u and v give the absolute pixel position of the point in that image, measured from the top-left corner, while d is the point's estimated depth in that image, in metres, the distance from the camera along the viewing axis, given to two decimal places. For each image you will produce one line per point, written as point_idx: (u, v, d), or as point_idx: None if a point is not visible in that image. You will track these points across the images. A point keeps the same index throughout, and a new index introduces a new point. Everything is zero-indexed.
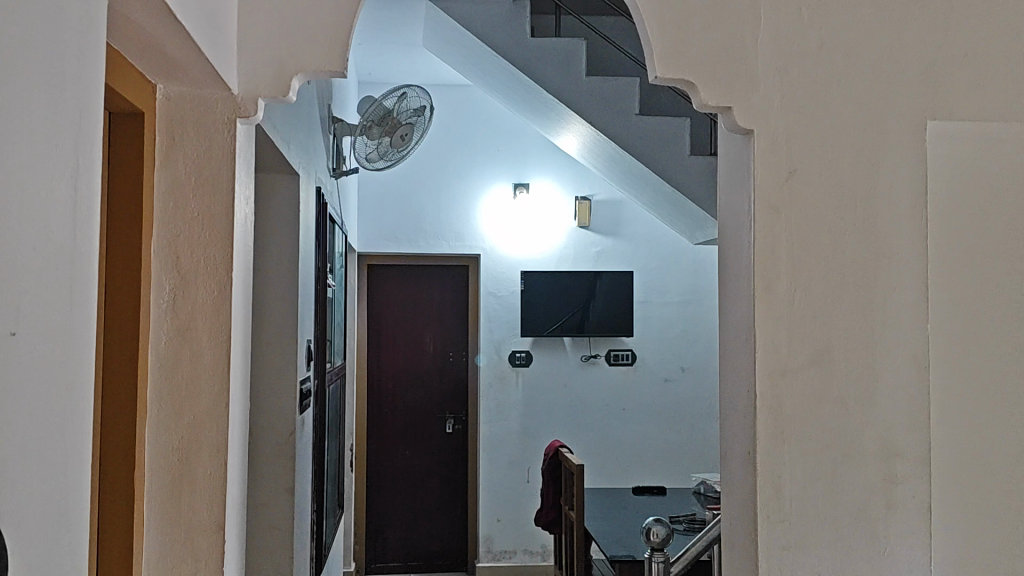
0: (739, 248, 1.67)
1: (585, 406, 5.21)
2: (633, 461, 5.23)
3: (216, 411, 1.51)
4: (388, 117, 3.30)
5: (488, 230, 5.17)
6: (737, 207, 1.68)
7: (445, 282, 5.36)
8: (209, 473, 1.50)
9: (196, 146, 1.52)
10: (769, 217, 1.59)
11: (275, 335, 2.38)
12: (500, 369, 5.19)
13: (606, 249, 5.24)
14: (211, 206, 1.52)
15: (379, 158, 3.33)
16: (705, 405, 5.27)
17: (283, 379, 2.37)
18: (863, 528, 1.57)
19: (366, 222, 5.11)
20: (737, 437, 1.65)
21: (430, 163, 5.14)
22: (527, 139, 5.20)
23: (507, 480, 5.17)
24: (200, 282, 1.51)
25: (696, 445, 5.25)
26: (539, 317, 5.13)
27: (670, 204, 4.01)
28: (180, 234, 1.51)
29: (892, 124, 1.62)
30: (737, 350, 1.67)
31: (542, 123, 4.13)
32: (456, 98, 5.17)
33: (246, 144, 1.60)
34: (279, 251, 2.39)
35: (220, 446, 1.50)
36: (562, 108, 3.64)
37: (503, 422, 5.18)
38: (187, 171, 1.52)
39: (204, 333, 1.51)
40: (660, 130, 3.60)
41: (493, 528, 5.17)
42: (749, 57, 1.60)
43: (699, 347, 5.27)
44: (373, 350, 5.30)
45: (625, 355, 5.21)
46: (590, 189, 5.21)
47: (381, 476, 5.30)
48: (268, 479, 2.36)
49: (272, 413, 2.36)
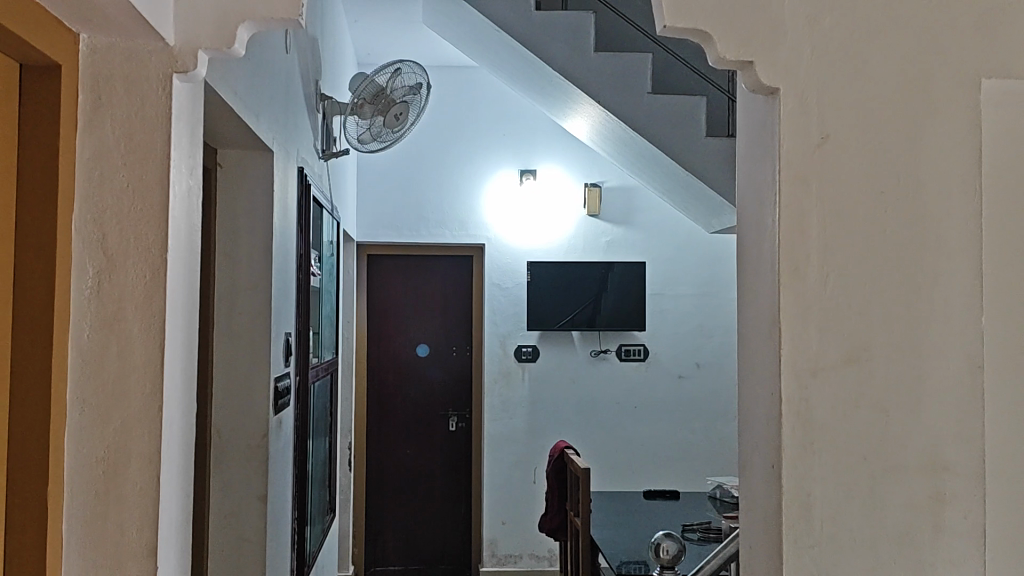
0: (760, 226, 1.43)
1: (595, 404, 4.98)
2: (644, 462, 5.00)
3: (148, 416, 1.29)
4: (382, 95, 3.07)
5: (493, 219, 4.95)
6: (756, 180, 1.44)
7: (448, 273, 5.14)
8: (139, 487, 1.28)
9: (124, 106, 1.30)
10: (797, 191, 1.35)
11: (247, 329, 2.16)
12: (506, 366, 4.96)
13: (617, 239, 5.00)
14: (143, 176, 1.30)
15: (372, 139, 3.13)
16: (722, 402, 5.02)
17: (255, 377, 2.16)
18: (907, 556, 1.34)
19: (366, 211, 4.90)
20: (758, 447, 1.42)
21: (431, 148, 4.93)
22: (535, 122, 4.97)
23: (513, 481, 4.96)
24: (130, 264, 1.29)
25: (712, 445, 5.01)
26: (547, 309, 4.91)
27: (683, 192, 3.76)
28: (106, 209, 1.30)
29: (942, 81, 1.38)
30: (757, 345, 1.43)
31: (549, 105, 3.90)
32: (460, 80, 4.95)
33: (188, 107, 1.38)
34: (251, 237, 2.17)
35: (153, 456, 1.28)
36: (570, 88, 3.41)
37: (508, 419, 4.96)
38: (115, 136, 1.30)
39: (135, 324, 1.29)
40: (674, 110, 3.35)
41: (497, 531, 4.95)
42: (775, 5, 1.36)
43: (715, 342, 5.03)
44: (374, 344, 5.09)
45: (637, 350, 4.98)
46: (600, 176, 4.98)
47: (381, 476, 5.09)
48: (238, 488, 2.15)
49: (243, 415, 2.14)
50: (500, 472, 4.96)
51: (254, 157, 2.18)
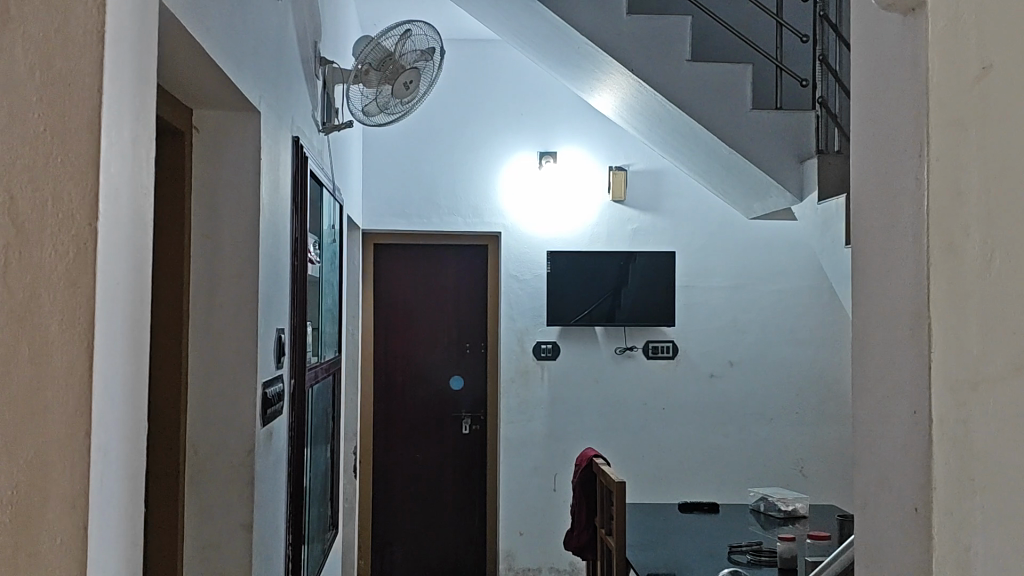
0: (884, 192, 1.07)
1: (620, 405, 4.63)
2: (672, 468, 4.64)
3: (71, 445, 0.94)
4: (390, 61, 2.71)
5: (509, 205, 4.61)
6: (877, 126, 1.08)
7: (461, 263, 4.81)
8: (59, 541, 0.93)
9: (42, 25, 0.95)
10: (954, 144, 0.57)
11: (229, 324, 1.82)
12: (524, 363, 4.62)
13: (644, 227, 4.65)
14: (65, 118, 0.95)
15: (379, 111, 2.78)
16: (756, 404, 4.65)
17: (240, 383, 1.81)
18: None
19: (373, 196, 4.58)
20: (883, 483, 1.06)
21: (444, 128, 4.59)
22: (556, 100, 4.62)
23: (531, 489, 4.61)
24: (48, 237, 0.95)
25: (746, 450, 4.64)
26: (568, 303, 4.57)
27: (722, 174, 3.40)
28: (16, 162, 0.95)
29: None
30: (880, 351, 1.07)
31: (573, 78, 3.56)
32: (476, 54, 4.60)
33: (131, 29, 1.03)
34: (234, 216, 1.83)
35: (77, 499, 0.94)
36: (599, 57, 3.06)
37: (526, 421, 4.61)
38: (29, 63, 0.95)
39: (54, 319, 0.94)
40: (715, 79, 2.98)
41: (515, 542, 4.61)
42: None
43: (749, 339, 4.65)
44: (382, 339, 4.76)
45: (665, 347, 4.62)
46: (626, 158, 4.63)
47: (390, 481, 4.76)
48: (219, 517, 1.80)
49: (224, 428, 1.80)
50: (518, 478, 4.61)
51: (237, 120, 1.84)
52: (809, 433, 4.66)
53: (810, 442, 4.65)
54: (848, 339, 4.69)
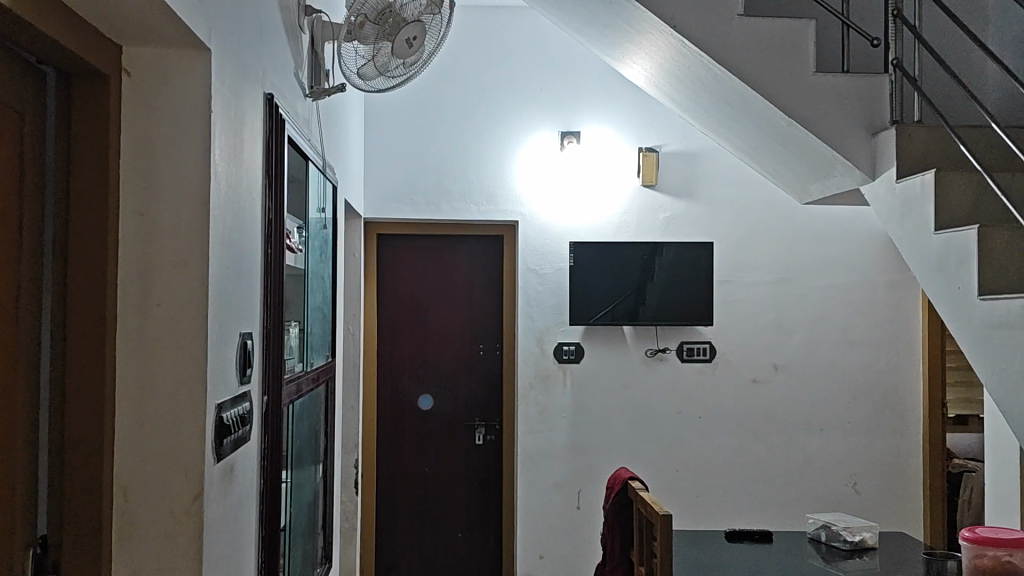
0: None
1: (651, 414, 4.20)
2: (708, 483, 4.20)
3: None
4: (391, 14, 2.25)
5: (526, 190, 4.18)
6: None
7: (473, 255, 4.38)
8: None
9: None
10: None
11: (170, 330, 1.42)
12: (545, 367, 4.18)
13: (678, 215, 4.21)
14: None
15: (377, 74, 2.35)
16: (801, 412, 4.21)
17: (184, 407, 1.41)
18: None
19: (377, 181, 4.16)
20: None
21: (454, 105, 4.16)
22: (581, 74, 4.18)
23: (552, 506, 4.19)
24: None
25: (788, 463, 4.21)
26: (591, 299, 4.13)
27: (775, 150, 2.95)
28: None
29: None
30: None
31: (603, 42, 3.12)
32: (491, 23, 4.17)
33: None
34: (178, 191, 1.42)
35: None
36: (635, 13, 2.61)
37: (547, 432, 4.18)
38: None
39: None
40: (772, 38, 2.54)
41: (534, 565, 4.19)
42: None
43: (794, 339, 4.22)
44: (388, 338, 4.35)
45: (701, 349, 4.19)
46: (658, 138, 4.19)
47: (395, 495, 4.35)
48: None
49: (166, 464, 1.41)
50: (538, 495, 4.19)
51: (182, 65, 1.43)
52: (861, 443, 4.22)
53: (861, 453, 4.22)
54: (907, 340, 4.24)
